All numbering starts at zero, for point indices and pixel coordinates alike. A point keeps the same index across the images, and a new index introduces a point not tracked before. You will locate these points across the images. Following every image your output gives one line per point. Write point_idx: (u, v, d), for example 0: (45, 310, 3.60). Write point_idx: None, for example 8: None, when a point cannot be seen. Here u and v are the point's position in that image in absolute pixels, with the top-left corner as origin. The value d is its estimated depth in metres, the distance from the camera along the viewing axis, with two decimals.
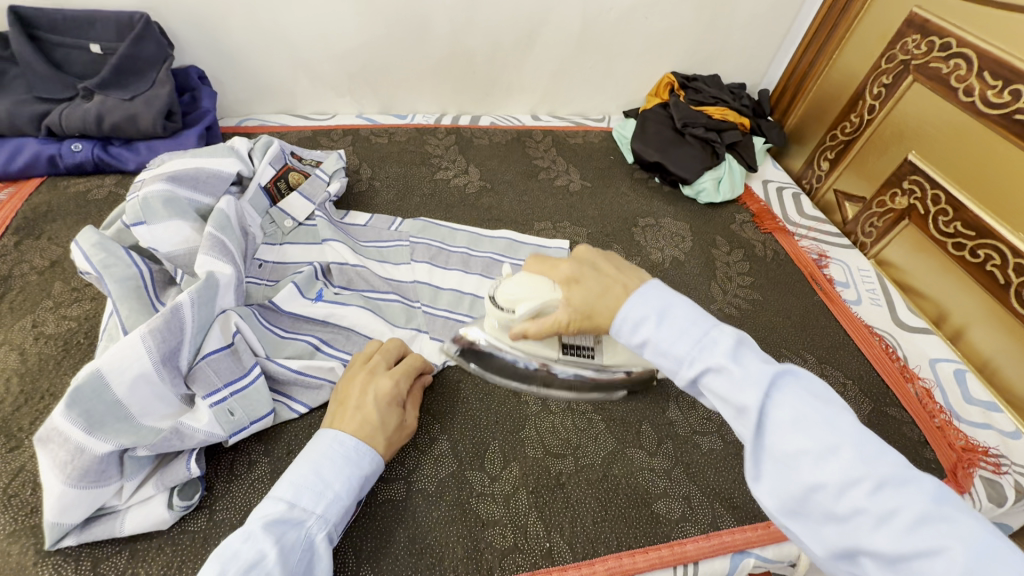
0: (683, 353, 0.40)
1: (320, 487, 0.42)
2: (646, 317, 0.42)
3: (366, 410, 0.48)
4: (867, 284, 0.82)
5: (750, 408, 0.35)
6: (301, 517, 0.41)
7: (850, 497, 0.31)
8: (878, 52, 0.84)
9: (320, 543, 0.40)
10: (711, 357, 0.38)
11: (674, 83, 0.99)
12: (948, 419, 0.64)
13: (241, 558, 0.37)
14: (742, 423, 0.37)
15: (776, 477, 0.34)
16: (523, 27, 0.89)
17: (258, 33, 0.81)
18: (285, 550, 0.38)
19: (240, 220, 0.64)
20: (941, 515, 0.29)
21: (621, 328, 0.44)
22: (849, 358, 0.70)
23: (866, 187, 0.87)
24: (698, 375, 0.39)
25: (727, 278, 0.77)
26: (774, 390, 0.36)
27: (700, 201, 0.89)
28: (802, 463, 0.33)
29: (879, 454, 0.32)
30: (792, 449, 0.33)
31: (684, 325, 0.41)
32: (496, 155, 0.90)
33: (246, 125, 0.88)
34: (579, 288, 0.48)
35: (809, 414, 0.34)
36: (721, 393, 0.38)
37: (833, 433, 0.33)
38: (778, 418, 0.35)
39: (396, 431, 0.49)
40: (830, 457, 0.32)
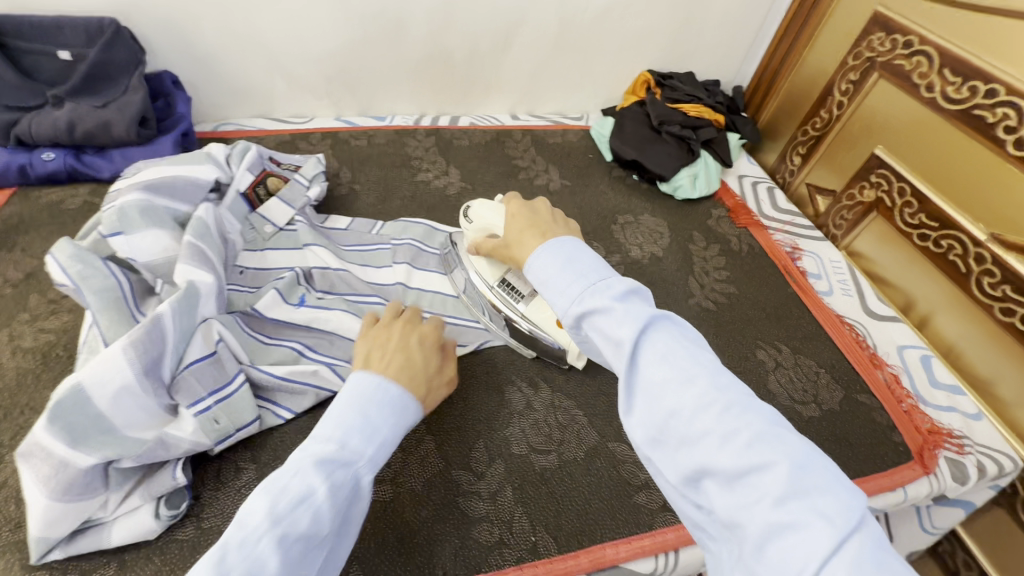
0: (574, 293, 0.40)
1: (369, 429, 0.42)
2: (553, 262, 0.43)
3: (400, 357, 0.49)
4: (838, 276, 0.85)
5: (626, 342, 0.35)
6: (351, 456, 0.40)
7: (702, 420, 0.31)
8: (844, 49, 0.87)
9: (365, 484, 0.40)
10: (598, 299, 0.38)
11: (650, 81, 1.01)
12: (914, 403, 0.67)
13: (290, 493, 0.36)
14: (618, 357, 0.36)
15: (645, 407, 0.34)
16: (500, 27, 0.89)
17: (232, 36, 0.80)
18: (334, 487, 0.38)
19: (220, 228, 0.64)
20: (775, 435, 0.30)
21: (535, 264, 0.44)
22: (822, 347, 0.72)
23: (836, 180, 0.90)
24: (585, 313, 0.39)
25: (704, 273, 0.79)
26: (650, 328, 0.36)
27: (677, 196, 0.90)
28: (665, 393, 0.33)
29: (731, 383, 0.33)
30: (659, 380, 0.33)
31: (584, 271, 0.41)
32: (475, 156, 0.90)
33: (223, 130, 0.87)
34: (513, 220, 0.52)
35: (677, 349, 0.34)
36: (605, 331, 0.37)
37: (694, 363, 0.33)
38: (649, 353, 0.35)
39: (432, 380, 0.51)
40: (688, 384, 0.32)
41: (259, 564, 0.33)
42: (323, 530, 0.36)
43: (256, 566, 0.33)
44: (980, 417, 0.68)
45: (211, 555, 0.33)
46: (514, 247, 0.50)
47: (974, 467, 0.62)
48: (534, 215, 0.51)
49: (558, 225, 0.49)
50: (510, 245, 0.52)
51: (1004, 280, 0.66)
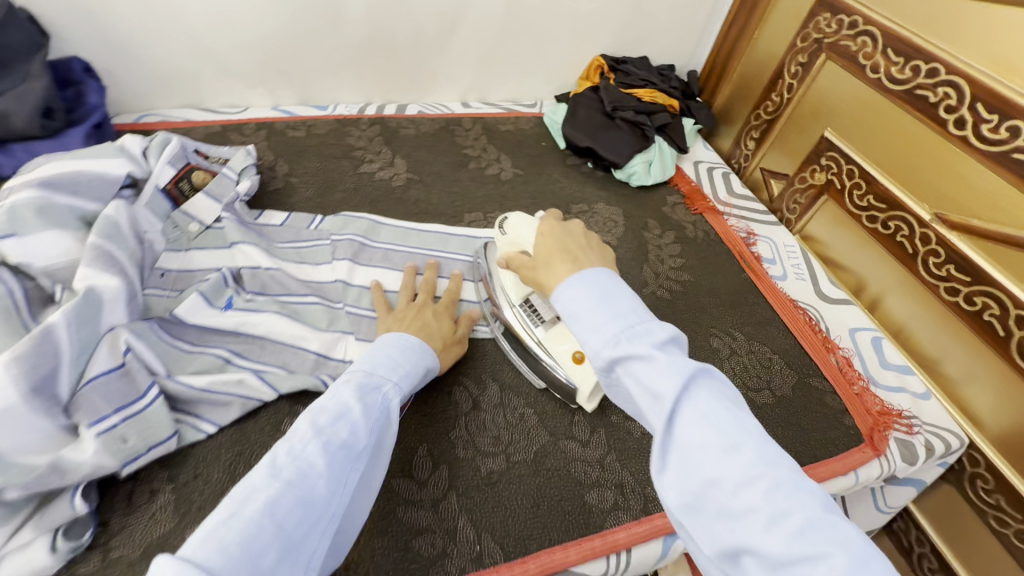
0: (609, 333, 0.40)
1: (392, 363, 0.49)
2: (584, 295, 0.42)
3: (418, 320, 0.57)
4: (792, 260, 0.84)
5: (666, 396, 0.35)
6: (379, 382, 0.46)
7: (746, 496, 0.31)
8: (793, 31, 0.86)
9: (395, 407, 0.45)
10: (637, 345, 0.38)
11: (604, 66, 0.99)
12: (867, 386, 0.67)
13: (328, 411, 0.41)
14: (655, 411, 0.36)
15: (681, 469, 0.34)
16: (445, 9, 0.85)
17: (149, 18, 0.74)
18: (367, 407, 0.43)
19: (134, 228, 0.59)
20: (830, 522, 0.29)
21: (563, 294, 0.43)
22: (776, 333, 0.72)
23: (789, 164, 0.89)
24: (620, 358, 0.38)
25: (659, 261, 0.78)
26: (692, 386, 0.36)
27: (632, 183, 0.88)
28: (706, 457, 0.33)
29: (780, 456, 0.33)
30: (699, 444, 0.33)
31: (620, 309, 0.41)
32: (423, 146, 0.86)
33: (145, 122, 0.81)
34: (545, 240, 0.51)
35: (720, 412, 0.34)
36: (641, 378, 0.37)
37: (739, 431, 0.33)
38: (690, 413, 0.35)
39: (445, 341, 0.58)
40: (734, 453, 0.32)
41: (307, 465, 0.37)
42: (360, 441, 0.41)
43: (305, 467, 0.37)
44: (928, 397, 0.69)
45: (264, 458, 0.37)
46: (540, 271, 0.49)
47: (922, 446, 0.63)
48: (570, 242, 0.50)
49: (591, 251, 0.48)
50: (536, 266, 0.50)
51: (948, 260, 0.66)
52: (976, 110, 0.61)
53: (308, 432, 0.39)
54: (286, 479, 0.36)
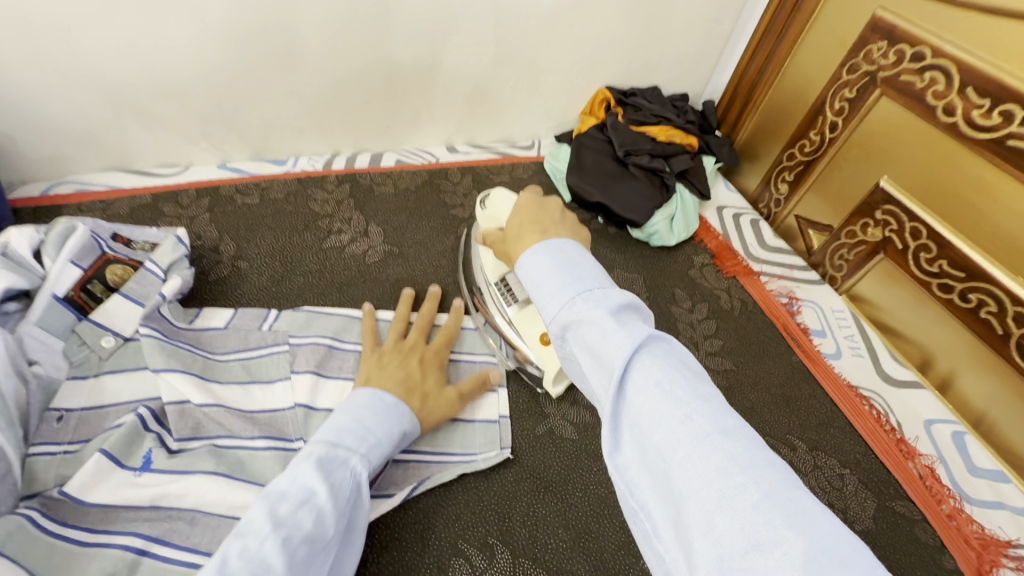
0: (564, 298, 0.34)
1: (361, 432, 0.42)
2: (547, 264, 0.36)
3: (400, 370, 0.50)
4: (845, 331, 0.71)
5: (613, 363, 0.29)
6: (345, 455, 0.39)
7: (696, 468, 0.25)
8: (836, 61, 0.73)
9: (364, 485, 0.39)
10: (589, 311, 0.32)
11: (610, 99, 0.86)
12: (958, 506, 0.54)
13: (290, 498, 0.35)
14: (602, 379, 0.30)
15: (636, 449, 0.28)
16: (423, 42, 0.71)
17: (50, 71, 0.59)
18: (334, 490, 0.37)
19: (15, 362, 0.45)
20: (796, 503, 0.23)
21: (525, 262, 0.38)
22: (841, 436, 0.59)
23: (831, 213, 0.76)
24: (573, 323, 0.32)
25: (693, 345, 0.64)
26: (645, 352, 0.29)
27: (653, 244, 0.75)
28: (658, 428, 0.27)
29: (737, 425, 0.26)
30: (648, 412, 0.28)
31: (584, 275, 0.35)
32: (402, 208, 0.72)
33: (56, 194, 0.66)
34: (518, 214, 0.45)
35: (676, 379, 0.28)
36: (591, 347, 0.31)
37: (692, 397, 0.27)
38: (640, 378, 0.28)
39: (432, 399, 0.49)
40: (683, 420, 0.26)
41: (263, 569, 0.31)
42: (327, 530, 0.35)
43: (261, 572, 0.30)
44: None
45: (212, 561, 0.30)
46: (509, 243, 0.44)
47: None
48: (544, 210, 0.44)
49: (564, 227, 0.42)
50: (506, 239, 0.45)
51: None
52: None
53: (265, 525, 0.33)
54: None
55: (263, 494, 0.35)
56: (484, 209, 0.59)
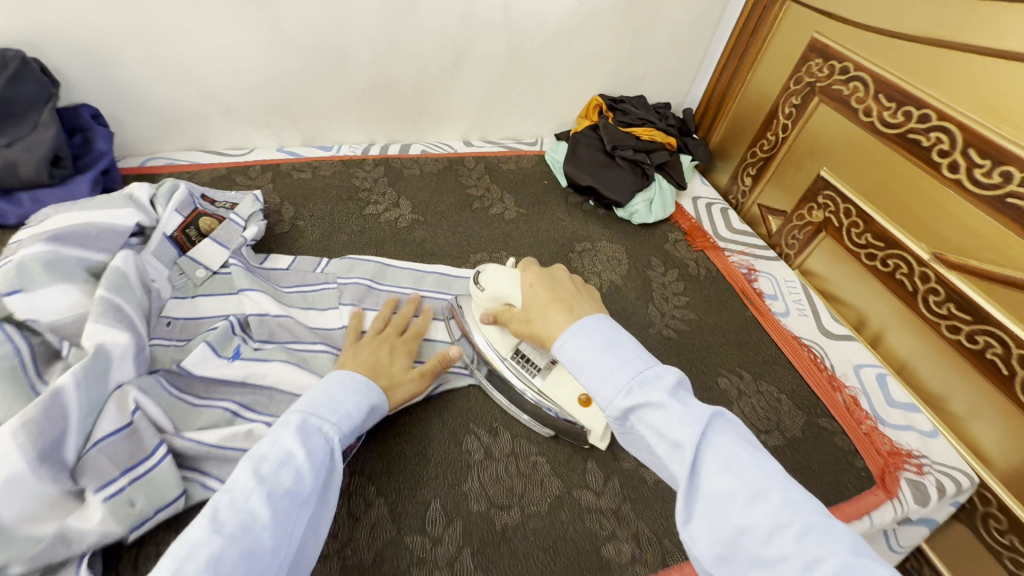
0: (620, 382, 0.42)
1: (334, 405, 0.48)
2: (588, 344, 0.45)
3: (371, 356, 0.57)
4: (794, 295, 0.85)
5: (685, 444, 0.36)
6: (318, 424, 0.45)
7: (778, 542, 0.31)
8: (786, 73, 0.88)
9: (337, 450, 0.45)
10: (650, 393, 0.40)
11: (602, 105, 1.01)
12: (874, 425, 0.67)
13: (271, 458, 0.41)
14: (676, 459, 0.37)
15: (705, 515, 0.35)
16: (449, 53, 0.87)
17: (158, 67, 0.75)
18: (311, 451, 0.43)
19: (142, 276, 0.59)
20: (862, 566, 0.29)
21: (566, 344, 0.46)
22: (783, 371, 0.72)
23: (785, 200, 0.91)
24: (632, 407, 0.40)
25: (665, 300, 0.78)
26: (709, 431, 0.37)
27: (634, 222, 0.89)
28: (733, 506, 0.34)
29: (806, 501, 0.33)
30: (724, 491, 0.34)
31: (625, 356, 0.43)
32: (428, 186, 0.87)
33: (150, 166, 0.81)
34: (533, 289, 0.54)
35: (738, 455, 0.35)
36: (658, 427, 0.38)
37: (763, 477, 0.34)
38: (710, 460, 0.36)
39: (396, 379, 0.56)
40: (760, 500, 0.33)
41: (252, 517, 0.37)
42: (305, 487, 0.41)
43: (248, 519, 0.37)
44: (937, 435, 0.69)
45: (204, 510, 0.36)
46: (536, 322, 0.51)
47: (933, 487, 0.62)
48: (554, 287, 0.53)
49: (583, 301, 0.51)
50: (529, 316, 0.53)
51: (948, 299, 0.66)
52: (968, 155, 0.62)
53: (252, 483, 0.39)
54: (228, 533, 0.36)
55: (248, 455, 0.41)
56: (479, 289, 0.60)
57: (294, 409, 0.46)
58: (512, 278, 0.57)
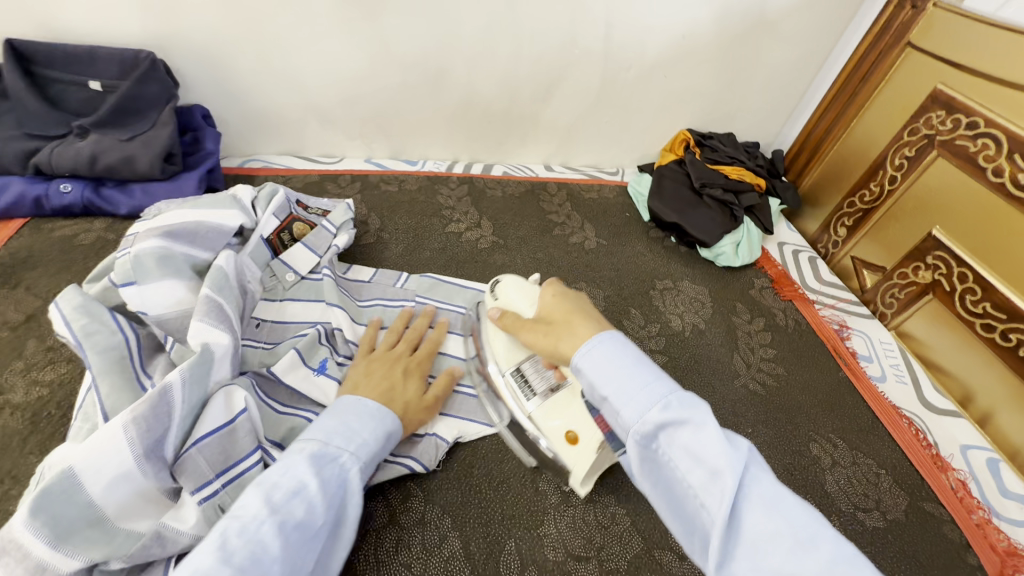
0: (654, 402, 0.40)
1: (349, 432, 0.46)
2: (624, 359, 0.43)
3: (385, 380, 0.53)
4: (891, 360, 0.79)
5: (726, 475, 0.35)
6: (336, 453, 0.44)
7: None
8: (899, 123, 0.83)
9: (354, 476, 0.43)
10: (689, 414, 0.39)
11: (689, 139, 0.98)
12: (987, 516, 0.61)
13: (283, 487, 0.39)
14: (711, 490, 0.36)
15: (745, 560, 0.34)
16: (544, 77, 0.86)
17: (268, 74, 0.78)
18: (323, 482, 0.41)
19: (239, 277, 0.60)
20: None
21: (597, 358, 0.44)
22: (881, 444, 0.66)
23: (885, 256, 0.85)
24: (667, 426, 0.39)
25: (750, 350, 0.74)
26: (747, 470, 0.37)
27: (718, 264, 0.85)
28: (773, 548, 0.33)
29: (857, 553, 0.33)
30: (764, 530, 0.34)
31: (661, 378, 0.41)
32: (509, 209, 0.86)
33: (248, 168, 0.85)
34: (555, 314, 0.51)
35: (779, 498, 0.35)
36: (695, 451, 0.37)
37: (805, 519, 0.34)
38: (751, 496, 0.35)
39: (411, 403, 0.53)
40: (808, 546, 0.33)
41: (260, 549, 0.36)
42: (317, 519, 0.39)
43: (258, 550, 0.35)
44: None
45: (213, 539, 0.35)
46: (558, 336, 0.49)
47: None
48: (579, 311, 0.51)
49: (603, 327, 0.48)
50: (547, 334, 0.50)
51: None
52: None
53: (262, 511, 0.37)
54: (237, 565, 0.34)
55: (261, 482, 0.40)
56: (494, 295, 0.61)
57: (306, 435, 0.44)
58: (523, 291, 0.58)
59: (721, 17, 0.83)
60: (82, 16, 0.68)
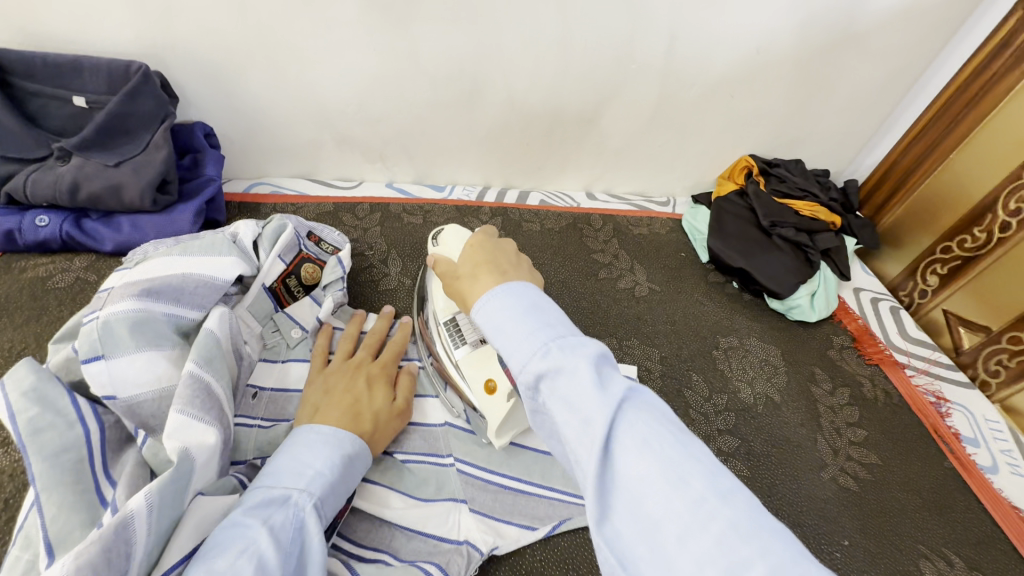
0: (532, 345, 0.34)
1: (299, 468, 0.40)
2: (509, 307, 0.36)
3: (345, 392, 0.48)
4: (1000, 444, 0.66)
5: (597, 422, 0.30)
6: (284, 494, 0.38)
7: (697, 545, 0.25)
8: (1015, 160, 0.70)
9: (310, 517, 0.37)
10: (567, 357, 0.33)
11: (752, 167, 0.86)
12: None
13: (226, 550, 0.33)
14: (584, 439, 0.30)
15: (622, 517, 0.28)
16: (593, 93, 0.75)
17: (281, 89, 0.68)
18: (273, 531, 0.35)
19: (234, 339, 0.50)
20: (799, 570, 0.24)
21: (486, 308, 0.37)
22: (1004, 562, 0.54)
23: (991, 315, 0.72)
24: (544, 373, 0.33)
25: (835, 432, 0.61)
26: (624, 409, 0.31)
27: (791, 317, 0.73)
28: (647, 495, 0.28)
29: (734, 488, 0.28)
30: (637, 475, 0.28)
31: (547, 321, 0.35)
32: (548, 246, 0.76)
33: (256, 193, 0.75)
34: (471, 251, 0.46)
35: (660, 436, 0.29)
36: (568, 397, 0.31)
37: (685, 458, 0.28)
38: (628, 439, 0.29)
39: (380, 417, 0.48)
40: (680, 486, 0.27)
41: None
42: (274, 574, 0.33)
43: None
44: None
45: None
46: (463, 280, 0.44)
47: None
48: (494, 250, 0.45)
49: (516, 271, 0.43)
50: (457, 277, 0.45)
51: None
52: None
53: None
54: None
55: (200, 556, 0.33)
56: (436, 243, 0.55)
57: (251, 485, 0.38)
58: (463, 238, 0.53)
59: (804, 28, 0.71)
60: (66, 19, 0.58)
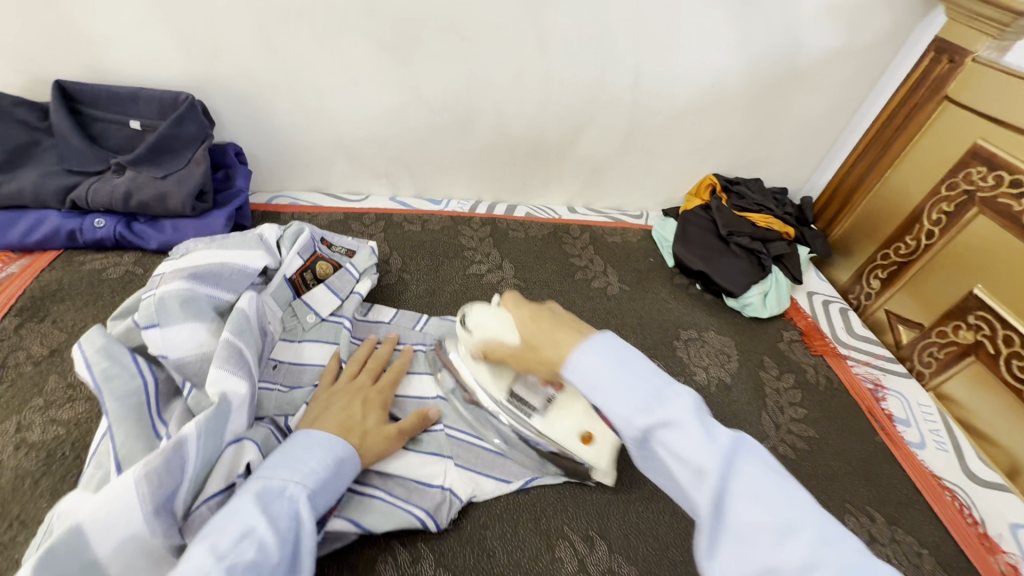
0: (637, 400, 0.38)
1: (295, 464, 0.45)
2: (603, 361, 0.40)
3: (343, 410, 0.53)
4: (929, 425, 0.74)
5: (710, 473, 0.34)
6: (281, 486, 0.42)
7: None
8: (935, 178, 0.80)
9: (303, 509, 0.42)
10: (669, 411, 0.37)
11: (715, 185, 0.97)
12: None
13: (230, 531, 0.38)
14: (698, 488, 0.35)
15: (732, 552, 0.33)
16: (570, 121, 0.86)
17: (301, 115, 0.80)
18: (272, 519, 0.40)
19: (260, 319, 0.60)
20: None
21: (576, 364, 0.41)
22: (921, 520, 0.62)
23: (923, 312, 0.81)
24: (652, 428, 0.37)
25: (779, 410, 0.70)
26: (735, 460, 0.35)
27: (745, 314, 0.83)
28: (759, 537, 0.32)
29: (835, 533, 0.32)
30: (752, 523, 0.33)
31: (642, 373, 0.39)
32: (531, 251, 0.86)
33: (277, 204, 0.87)
34: (535, 322, 0.47)
35: (768, 488, 0.33)
36: (677, 451, 0.36)
37: (794, 511, 0.33)
38: (739, 491, 0.34)
39: (370, 432, 0.52)
40: (790, 534, 0.32)
41: None
42: (272, 557, 0.38)
43: None
44: None
45: None
46: (544, 348, 0.45)
47: None
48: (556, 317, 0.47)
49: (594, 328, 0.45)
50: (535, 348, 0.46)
51: None
52: None
53: (207, 561, 0.35)
54: None
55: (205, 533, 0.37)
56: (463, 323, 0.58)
57: (252, 475, 0.43)
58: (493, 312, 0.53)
59: (752, 64, 0.82)
60: (127, 58, 0.70)
